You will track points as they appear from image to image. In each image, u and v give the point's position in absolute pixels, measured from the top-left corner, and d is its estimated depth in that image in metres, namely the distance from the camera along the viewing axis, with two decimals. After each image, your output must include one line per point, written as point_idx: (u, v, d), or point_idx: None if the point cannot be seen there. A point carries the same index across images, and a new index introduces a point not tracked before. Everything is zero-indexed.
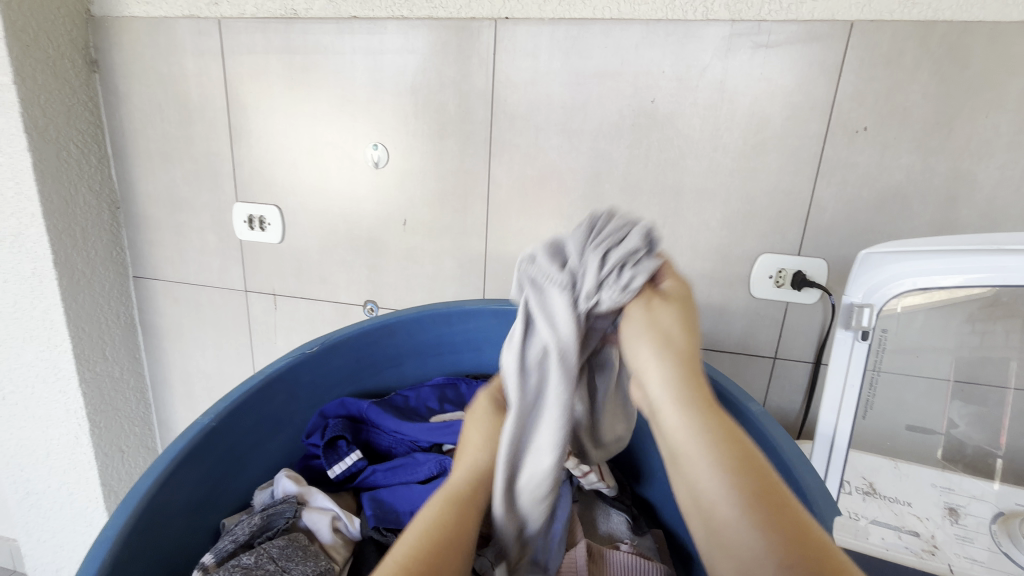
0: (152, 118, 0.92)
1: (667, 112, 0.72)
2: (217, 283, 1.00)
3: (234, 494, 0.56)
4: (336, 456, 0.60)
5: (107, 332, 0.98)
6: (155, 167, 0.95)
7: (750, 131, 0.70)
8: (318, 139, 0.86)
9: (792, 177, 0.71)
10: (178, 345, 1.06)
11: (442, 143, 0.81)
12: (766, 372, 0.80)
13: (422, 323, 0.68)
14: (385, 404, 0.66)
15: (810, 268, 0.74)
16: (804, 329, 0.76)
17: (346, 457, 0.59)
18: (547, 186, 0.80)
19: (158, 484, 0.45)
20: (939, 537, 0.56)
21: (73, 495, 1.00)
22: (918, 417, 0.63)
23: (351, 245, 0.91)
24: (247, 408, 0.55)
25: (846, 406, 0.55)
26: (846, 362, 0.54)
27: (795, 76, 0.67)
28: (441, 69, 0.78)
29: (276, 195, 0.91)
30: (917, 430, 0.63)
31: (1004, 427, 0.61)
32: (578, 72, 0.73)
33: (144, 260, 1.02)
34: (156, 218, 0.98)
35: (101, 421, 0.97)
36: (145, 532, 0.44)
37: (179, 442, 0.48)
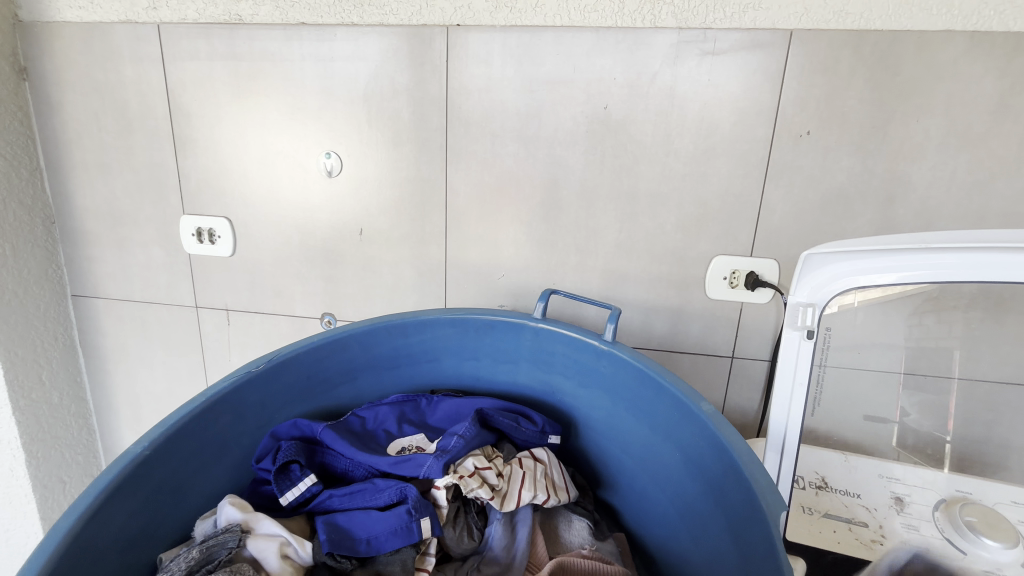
0: (89, 128, 0.87)
1: (620, 117, 0.73)
2: (165, 299, 0.95)
3: (175, 524, 0.52)
4: (288, 482, 0.56)
5: (43, 356, 0.92)
6: (93, 179, 0.90)
7: (700, 136, 0.72)
8: (268, 148, 0.83)
9: (742, 180, 0.73)
10: (125, 366, 1.01)
11: (397, 151, 0.80)
12: (725, 371, 0.81)
13: (376, 335, 0.66)
14: (342, 425, 0.63)
15: (761, 268, 0.76)
16: (759, 328, 0.78)
17: (300, 482, 0.56)
18: (505, 192, 0.79)
19: (83, 519, 0.42)
20: (886, 526, 0.58)
21: (9, 531, 0.93)
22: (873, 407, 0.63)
23: (307, 256, 0.88)
24: (188, 431, 0.52)
25: (796, 402, 0.56)
26: (793, 361, 0.55)
27: (740, 83, 0.69)
28: (394, 77, 0.77)
29: (226, 206, 0.88)
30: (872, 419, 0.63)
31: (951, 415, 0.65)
32: (531, 79, 0.74)
33: (84, 277, 0.96)
34: (97, 233, 0.93)
35: (38, 451, 0.91)
36: (68, 570, 0.40)
37: (107, 473, 0.45)
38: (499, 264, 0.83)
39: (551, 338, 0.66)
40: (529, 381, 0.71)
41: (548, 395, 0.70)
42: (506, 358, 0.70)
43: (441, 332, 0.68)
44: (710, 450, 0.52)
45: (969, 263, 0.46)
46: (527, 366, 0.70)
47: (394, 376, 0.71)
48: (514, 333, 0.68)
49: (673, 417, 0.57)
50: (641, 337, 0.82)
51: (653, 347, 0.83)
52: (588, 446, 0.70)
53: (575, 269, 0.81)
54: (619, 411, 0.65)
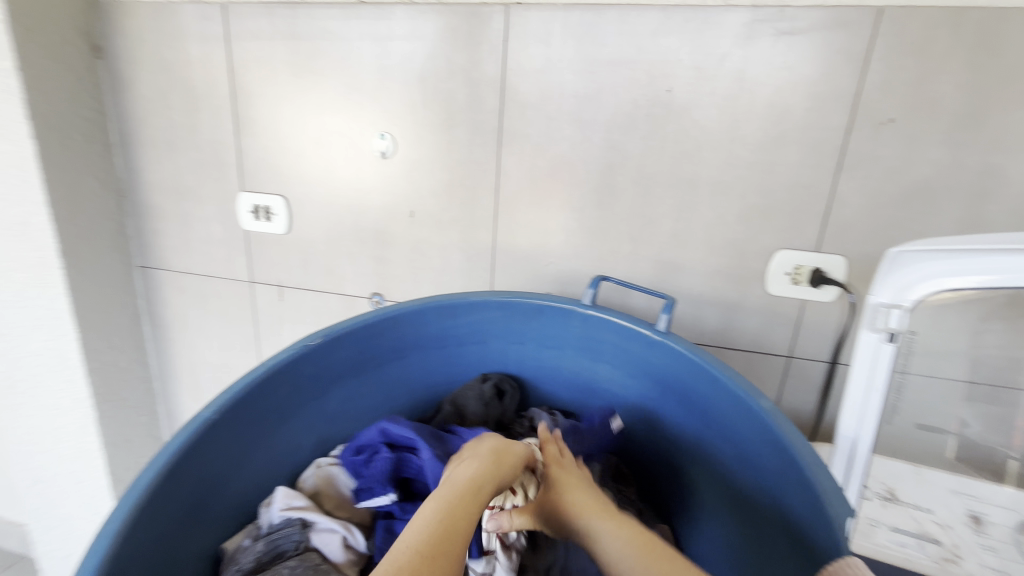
0: (157, 106, 0.91)
1: (684, 101, 0.70)
2: (223, 273, 0.99)
3: (237, 486, 0.55)
4: (369, 492, 0.58)
5: (113, 322, 0.97)
6: (160, 156, 0.94)
7: (770, 122, 0.68)
8: (324, 128, 0.84)
9: (813, 170, 0.69)
10: (185, 336, 1.06)
11: (451, 133, 0.79)
12: (780, 371, 0.78)
13: (427, 315, 0.67)
14: (446, 441, 0.60)
15: (829, 265, 0.71)
16: (821, 327, 0.74)
17: (378, 498, 0.57)
18: (557, 178, 0.78)
19: (160, 476, 0.44)
20: (962, 546, 0.53)
21: (82, 482, 1.00)
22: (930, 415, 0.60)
23: (358, 237, 0.89)
24: (251, 399, 0.54)
25: (870, 409, 0.51)
26: (871, 366, 0.51)
27: (819, 65, 0.65)
28: (451, 56, 0.76)
29: (282, 184, 0.90)
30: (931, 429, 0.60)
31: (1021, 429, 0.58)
32: (591, 60, 0.71)
33: (149, 249, 1.01)
34: (162, 207, 0.97)
35: (108, 410, 0.97)
36: (148, 522, 0.43)
37: (181, 433, 0.48)
38: (548, 250, 0.82)
39: (601, 326, 0.65)
40: (576, 367, 0.70)
41: (594, 382, 0.69)
42: (553, 343, 0.69)
43: (489, 315, 0.68)
44: (769, 450, 0.50)
45: None
46: (574, 352, 0.69)
47: (441, 355, 0.71)
48: (563, 319, 0.67)
49: (729, 415, 0.55)
50: (693, 331, 0.80)
51: (705, 342, 0.80)
52: (635, 439, 0.69)
53: (626, 258, 0.79)
54: (667, 404, 0.63)
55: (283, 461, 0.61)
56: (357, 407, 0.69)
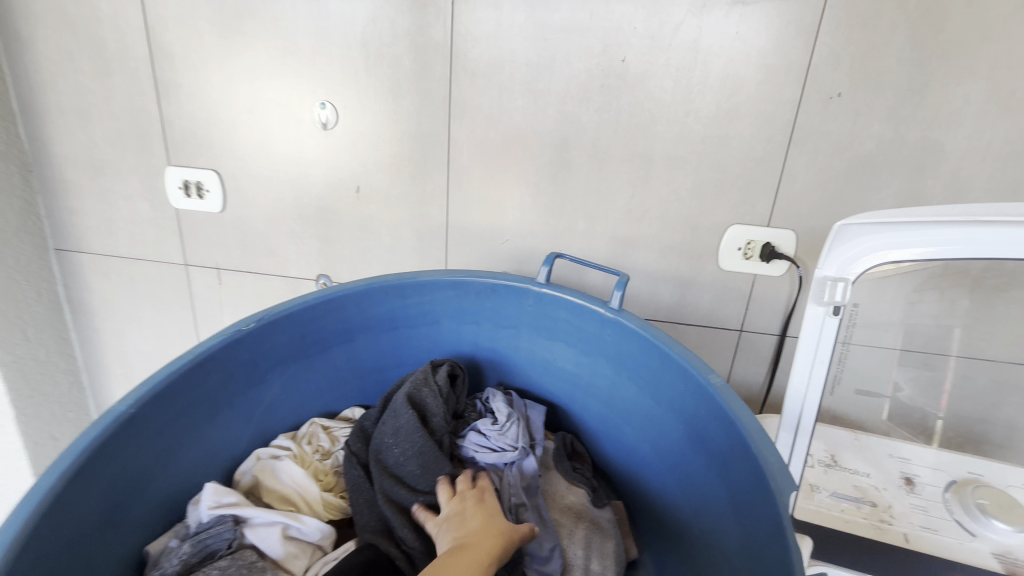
0: (63, 67, 0.81)
1: (638, 72, 0.68)
2: (152, 256, 0.91)
3: (163, 483, 0.50)
4: None
5: (27, 311, 0.89)
6: (71, 125, 0.84)
7: (724, 95, 0.67)
8: (257, 96, 0.78)
9: (764, 145, 0.69)
10: (113, 324, 0.98)
11: (397, 103, 0.75)
12: (731, 345, 0.79)
13: (373, 295, 0.63)
14: None
15: (778, 240, 0.72)
16: (771, 301, 0.76)
17: None
18: (510, 153, 0.75)
19: (66, 479, 0.40)
20: (896, 507, 0.54)
21: (2, 486, 0.92)
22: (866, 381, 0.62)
23: (301, 215, 0.84)
24: (176, 390, 0.50)
25: (815, 381, 0.52)
26: (816, 338, 0.51)
27: (772, 37, 0.64)
28: (394, 18, 0.70)
29: (214, 158, 0.83)
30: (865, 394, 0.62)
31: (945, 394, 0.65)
32: (545, 26, 0.68)
33: (66, 230, 0.92)
34: (77, 183, 0.88)
35: (27, 407, 0.89)
36: (53, 531, 0.39)
37: (90, 431, 0.43)
38: (503, 227, 0.79)
39: (555, 304, 0.63)
40: (531, 347, 0.69)
41: (549, 361, 0.68)
42: (506, 323, 0.67)
43: (440, 295, 0.65)
44: (717, 424, 0.50)
45: (1003, 238, 0.41)
46: (528, 332, 0.67)
47: (390, 338, 0.68)
48: (516, 299, 0.65)
49: (680, 393, 0.55)
50: (648, 307, 0.80)
51: (660, 318, 0.80)
52: (589, 418, 0.68)
53: (582, 234, 0.77)
54: (621, 383, 0.63)
55: (217, 455, 0.57)
56: (299, 394, 0.65)
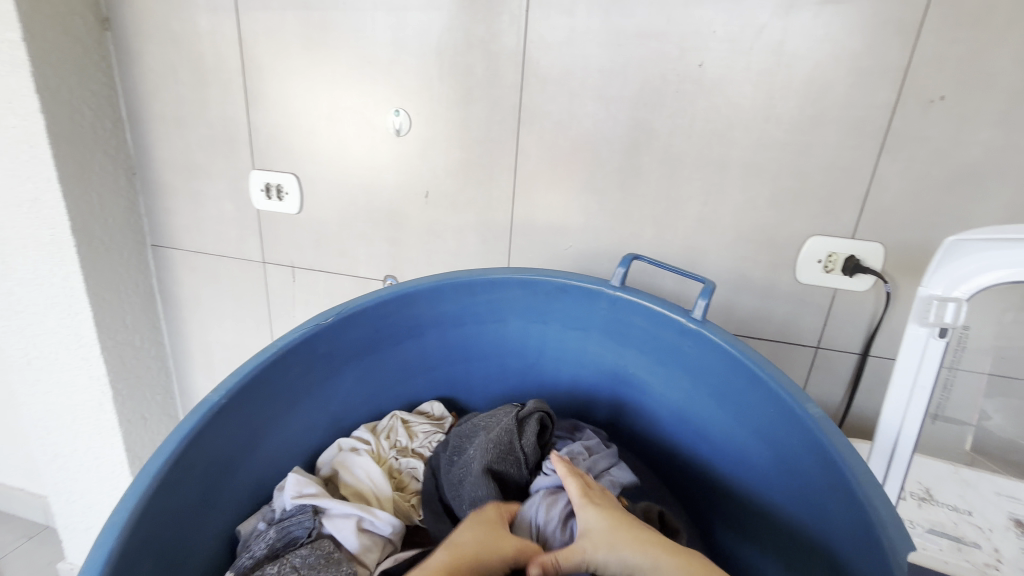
0: (166, 80, 0.88)
1: (715, 76, 0.66)
2: (235, 253, 0.98)
3: (249, 470, 0.54)
4: None
5: (126, 301, 0.97)
6: (170, 133, 0.92)
7: (809, 99, 0.64)
8: (336, 104, 0.82)
9: (852, 152, 0.65)
10: (198, 316, 1.06)
11: (468, 110, 0.76)
12: (807, 362, 0.75)
13: (443, 292, 0.65)
14: None
15: (864, 253, 0.68)
16: (853, 317, 0.71)
17: None
18: (578, 159, 0.75)
19: (168, 465, 0.43)
20: (1004, 550, 0.48)
21: (99, 458, 1.01)
22: (955, 408, 0.59)
23: (371, 218, 0.87)
24: (262, 380, 0.53)
25: (914, 407, 0.49)
26: (916, 363, 0.48)
27: (866, 38, 0.60)
28: (469, 28, 0.72)
29: (294, 162, 0.88)
30: (951, 420, 0.59)
31: None
32: (618, 32, 0.67)
33: (161, 228, 1.00)
34: (173, 185, 0.96)
35: (123, 388, 0.98)
36: (157, 512, 0.42)
37: (188, 421, 0.46)
38: (568, 234, 0.79)
39: (626, 308, 0.62)
40: (599, 350, 0.68)
41: (615, 365, 0.68)
42: (575, 324, 0.67)
43: (508, 294, 0.66)
44: (815, 463, 0.47)
45: None
46: (596, 335, 0.67)
47: (459, 334, 0.70)
48: (586, 300, 0.65)
49: (767, 412, 0.53)
50: (717, 318, 0.77)
51: (729, 331, 0.78)
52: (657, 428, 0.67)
53: (649, 242, 0.76)
54: (696, 393, 0.61)
55: (296, 443, 0.60)
56: (370, 388, 0.67)
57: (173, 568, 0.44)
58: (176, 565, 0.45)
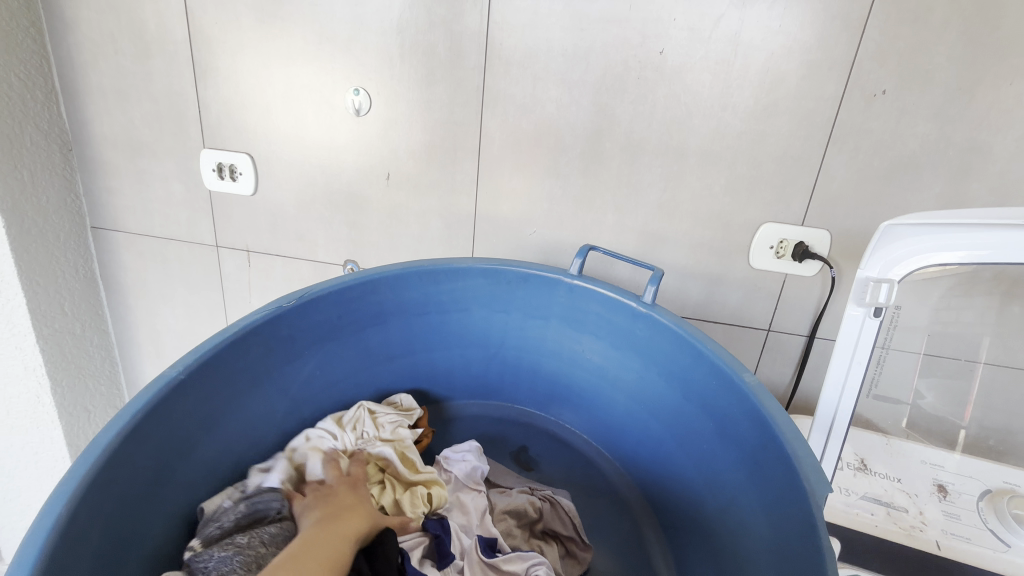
0: (104, 49, 0.83)
1: (675, 65, 0.67)
2: (185, 237, 0.93)
3: (205, 451, 0.52)
4: None
5: (64, 286, 0.91)
6: (110, 107, 0.86)
7: (763, 90, 0.66)
8: (292, 81, 0.78)
9: (802, 142, 0.67)
10: (145, 303, 1.00)
11: (431, 91, 0.75)
12: (758, 344, 0.78)
13: (408, 280, 0.64)
14: None
15: (812, 239, 0.71)
16: (801, 301, 0.75)
17: None
18: (541, 144, 0.75)
19: (121, 436, 0.42)
20: (927, 513, 0.56)
21: (38, 454, 0.96)
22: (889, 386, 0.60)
23: (331, 201, 0.85)
24: (216, 362, 0.52)
25: (851, 382, 0.51)
26: (854, 340, 0.51)
27: (816, 31, 0.62)
28: (430, 6, 0.70)
29: (248, 141, 0.84)
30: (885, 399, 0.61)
31: (971, 401, 0.62)
32: (581, 16, 0.67)
33: (103, 209, 0.94)
34: (115, 163, 0.90)
35: (63, 379, 0.92)
36: (109, 482, 0.41)
37: (145, 394, 0.45)
38: (531, 219, 0.79)
39: (588, 296, 0.64)
40: (559, 338, 0.69)
41: (578, 352, 0.69)
42: (537, 314, 0.68)
43: (471, 283, 0.66)
44: (749, 424, 0.50)
45: None
46: (557, 324, 0.68)
47: (422, 322, 0.69)
48: (548, 289, 0.66)
49: (712, 390, 0.55)
50: (675, 303, 0.79)
51: (686, 314, 0.80)
52: (614, 410, 0.69)
53: (612, 228, 0.77)
54: (650, 378, 0.63)
55: (257, 432, 0.58)
56: (333, 379, 0.66)
57: (120, 547, 0.43)
58: (124, 544, 0.43)
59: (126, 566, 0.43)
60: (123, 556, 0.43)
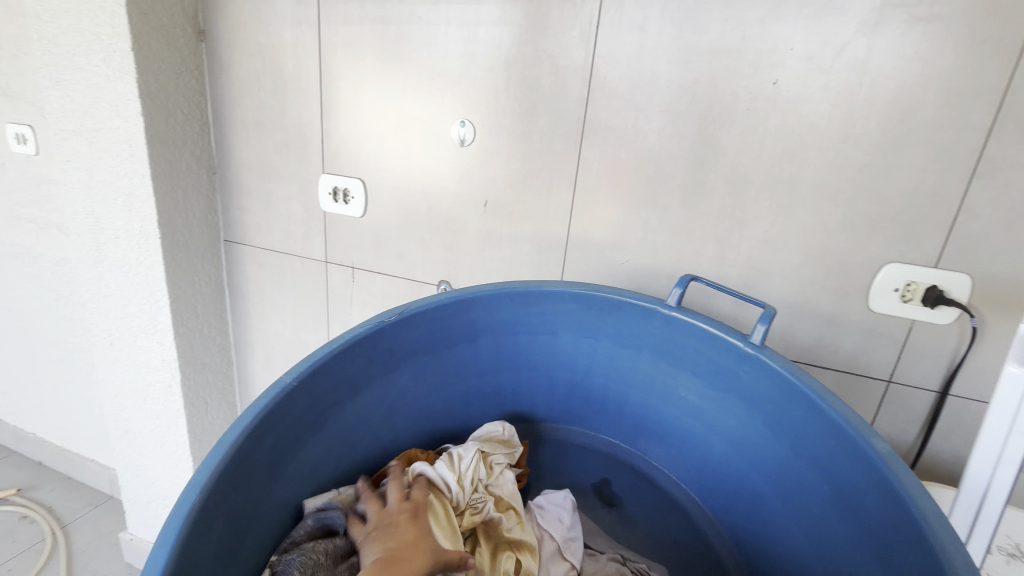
0: (250, 87, 0.95)
1: (790, 95, 0.64)
2: (299, 252, 1.03)
3: (311, 452, 0.56)
4: None
5: (199, 291, 1.04)
6: (249, 136, 0.98)
7: (892, 120, 0.61)
8: (405, 114, 0.85)
9: (938, 176, 0.61)
10: (260, 310, 1.11)
11: (532, 122, 0.77)
12: (876, 396, 0.71)
13: (499, 301, 0.66)
14: None
15: (948, 284, 0.63)
16: (932, 352, 0.66)
17: None
18: (639, 174, 0.74)
19: (243, 435, 0.47)
20: None
21: (164, 437, 1.09)
22: None
23: (431, 224, 0.90)
24: (327, 369, 0.56)
25: (1009, 456, 0.45)
26: (1013, 406, 0.44)
27: (959, 57, 0.57)
28: (537, 43, 0.73)
29: (361, 168, 0.92)
30: None
31: None
32: (690, 48, 0.67)
33: (235, 224, 1.06)
34: (248, 185, 1.02)
35: (191, 373, 1.05)
36: (231, 477, 0.45)
37: (264, 398, 0.50)
38: (624, 249, 0.78)
39: (684, 329, 0.61)
40: (651, 370, 0.67)
41: (670, 386, 0.66)
42: (629, 343, 0.66)
43: (563, 307, 0.66)
44: (879, 500, 0.45)
45: None
46: (650, 356, 0.66)
47: (511, 343, 0.70)
48: (642, 318, 0.64)
49: (829, 449, 0.50)
50: (778, 344, 0.74)
51: (791, 356, 0.74)
52: (707, 451, 0.66)
53: (711, 261, 0.74)
54: (751, 422, 0.59)
55: (356, 436, 0.63)
56: (424, 392, 0.69)
57: (237, 536, 0.47)
58: (241, 534, 0.47)
59: (241, 554, 0.47)
60: (240, 545, 0.47)
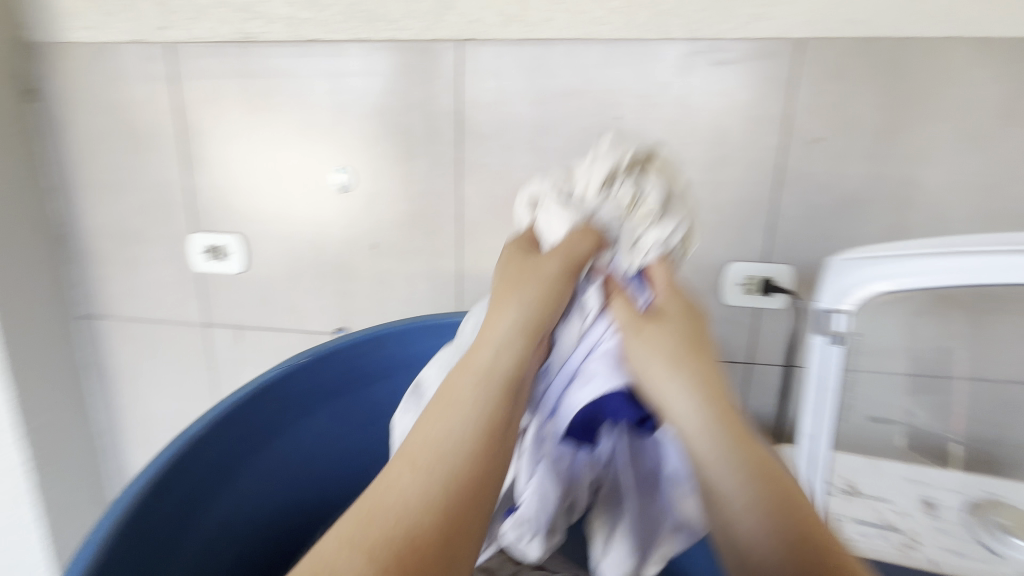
0: (97, 146, 0.87)
1: (632, 128, 0.74)
2: (174, 317, 0.94)
3: (225, 505, 0.56)
4: None
5: (51, 376, 0.92)
6: (101, 199, 0.90)
7: (713, 144, 0.73)
8: (279, 164, 0.83)
9: (754, 187, 0.74)
10: (132, 388, 0.99)
11: (410, 164, 0.80)
12: (741, 378, 0.81)
13: (410, 333, 0.69)
14: None
15: (777, 274, 0.76)
16: (776, 333, 0.79)
17: None
18: (516, 205, 0.80)
19: (144, 489, 0.47)
20: (920, 531, 0.62)
21: (17, 556, 0.92)
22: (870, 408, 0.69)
23: (319, 272, 0.88)
24: (238, 416, 0.57)
25: (823, 408, 0.57)
26: (821, 368, 0.55)
27: (752, 92, 0.70)
28: (406, 91, 0.77)
29: (237, 222, 0.88)
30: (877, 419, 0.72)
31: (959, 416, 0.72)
32: (543, 91, 0.74)
33: (91, 296, 0.95)
34: (104, 252, 0.92)
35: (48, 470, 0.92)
36: (130, 536, 0.45)
37: (167, 449, 0.50)
38: None
39: None
40: None
41: None
42: None
43: None
44: None
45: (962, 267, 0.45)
46: None
47: None
48: None
49: None
50: None
51: None
52: None
53: None
54: None
55: (274, 486, 0.62)
56: (343, 435, 0.69)
57: None
58: None
59: None
60: None
